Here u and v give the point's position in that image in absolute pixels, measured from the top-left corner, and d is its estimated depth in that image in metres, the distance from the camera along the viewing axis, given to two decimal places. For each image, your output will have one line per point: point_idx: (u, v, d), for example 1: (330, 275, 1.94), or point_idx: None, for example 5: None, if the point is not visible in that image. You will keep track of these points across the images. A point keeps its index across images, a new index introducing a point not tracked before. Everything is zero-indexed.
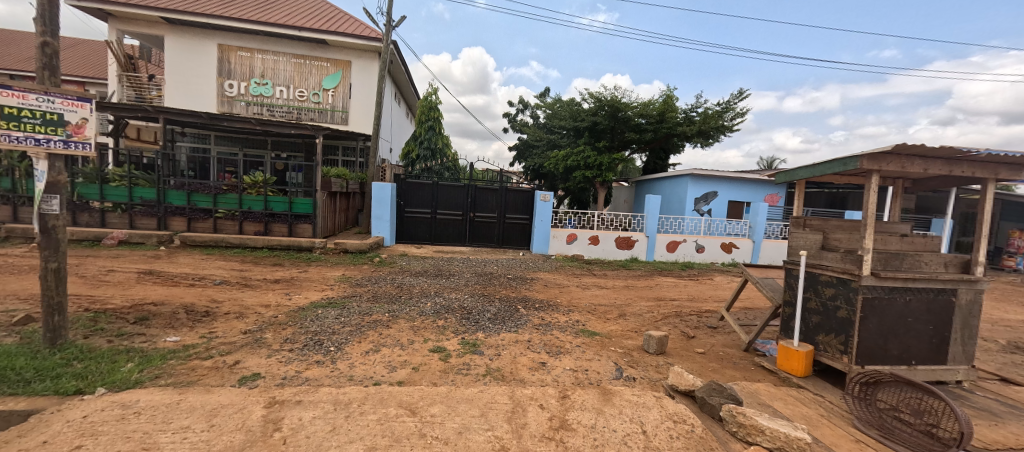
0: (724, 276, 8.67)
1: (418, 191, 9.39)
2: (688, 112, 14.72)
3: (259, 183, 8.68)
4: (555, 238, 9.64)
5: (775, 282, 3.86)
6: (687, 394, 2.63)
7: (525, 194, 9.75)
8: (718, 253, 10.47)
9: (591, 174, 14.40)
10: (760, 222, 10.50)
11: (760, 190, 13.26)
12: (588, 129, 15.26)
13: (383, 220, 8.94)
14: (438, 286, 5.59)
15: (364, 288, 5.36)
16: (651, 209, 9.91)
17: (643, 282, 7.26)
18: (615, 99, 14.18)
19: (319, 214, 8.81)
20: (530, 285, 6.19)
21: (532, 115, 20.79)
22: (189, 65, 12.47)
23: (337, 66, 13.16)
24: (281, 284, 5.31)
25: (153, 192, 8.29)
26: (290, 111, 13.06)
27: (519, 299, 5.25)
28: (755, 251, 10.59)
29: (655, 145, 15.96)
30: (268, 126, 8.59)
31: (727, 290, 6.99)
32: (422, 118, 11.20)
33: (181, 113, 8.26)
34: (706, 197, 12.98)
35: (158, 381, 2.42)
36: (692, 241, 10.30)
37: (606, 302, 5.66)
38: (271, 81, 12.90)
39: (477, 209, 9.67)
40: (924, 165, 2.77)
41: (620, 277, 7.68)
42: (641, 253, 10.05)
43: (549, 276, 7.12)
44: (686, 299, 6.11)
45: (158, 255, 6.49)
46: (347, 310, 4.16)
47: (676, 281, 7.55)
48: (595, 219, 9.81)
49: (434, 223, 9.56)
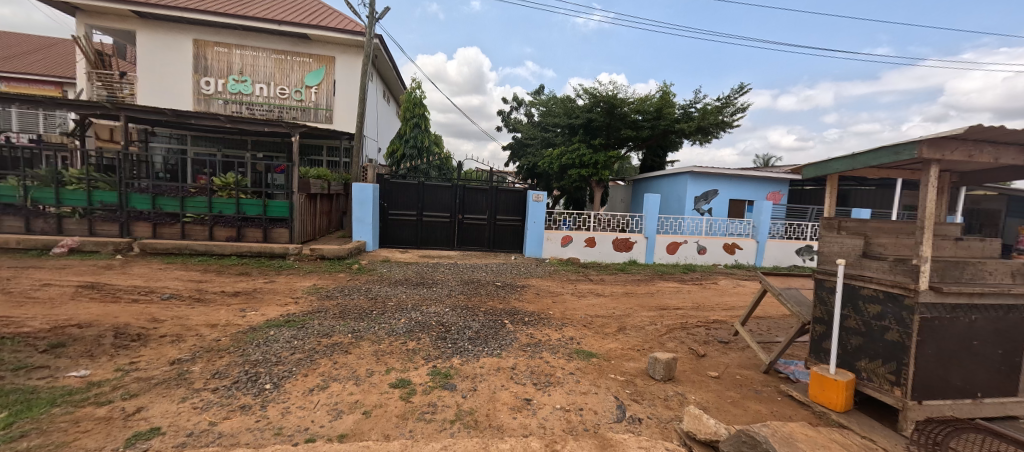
0: (729, 279, 8.15)
1: (403, 191, 8.82)
2: (686, 107, 14.21)
3: (229, 185, 8.05)
4: (549, 240, 9.11)
5: (798, 294, 3.33)
6: (707, 444, 2.09)
7: (517, 194, 9.21)
8: (720, 254, 9.96)
9: (587, 173, 13.92)
10: (764, 221, 10.04)
11: (762, 188, 12.78)
12: (584, 126, 14.77)
13: (365, 224, 8.37)
14: (417, 298, 5.01)
15: (333, 301, 4.78)
16: (650, 208, 9.39)
17: (643, 288, 6.73)
18: (611, 94, 13.62)
19: (295, 217, 8.24)
20: (520, 294, 5.63)
21: (526, 113, 20.26)
22: (163, 62, 11.83)
23: (321, 62, 12.59)
24: (239, 299, 4.72)
25: (114, 195, 7.67)
26: (271, 109, 12.46)
27: (507, 312, 4.68)
28: (760, 252, 10.11)
29: (652, 143, 15.47)
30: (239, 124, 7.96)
31: (735, 297, 6.46)
32: (408, 115, 10.63)
33: (143, 110, 7.62)
34: (706, 196, 12.49)
35: (18, 443, 1.84)
36: (693, 243, 9.80)
37: (604, 312, 5.11)
38: (250, 78, 12.30)
39: (466, 211, 9.11)
40: (995, 153, 2.24)
41: (619, 282, 7.15)
42: (640, 256, 9.54)
43: (541, 283, 6.57)
44: (691, 308, 5.57)
45: (111, 265, 5.88)
46: (304, 331, 3.56)
47: (680, 286, 7.01)
48: (592, 220, 9.28)
49: (420, 226, 8.98)
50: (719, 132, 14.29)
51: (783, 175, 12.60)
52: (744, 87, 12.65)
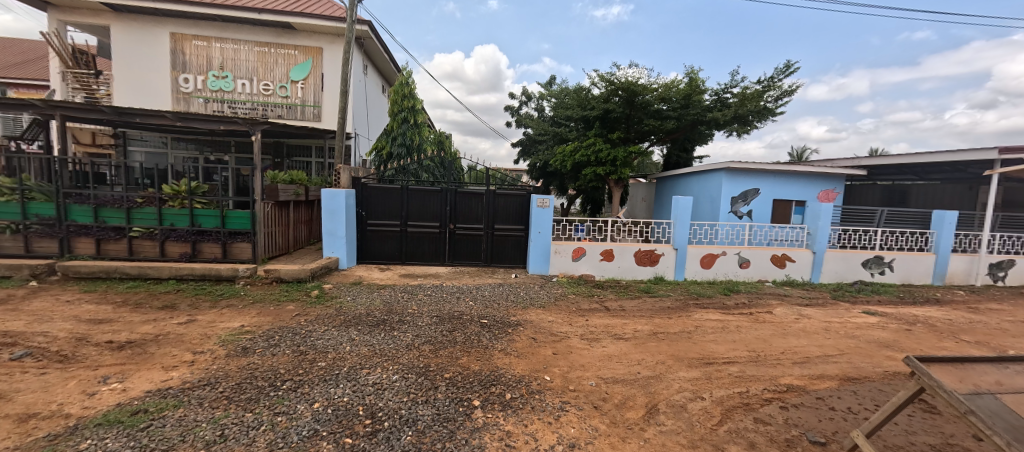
0: (784, 304, 6.41)
1: (383, 198, 7.51)
2: (720, 93, 12.35)
3: (181, 193, 6.91)
4: (558, 254, 7.62)
5: (1003, 408, 1.75)
6: None
7: (519, 199, 7.75)
8: (767, 267, 8.21)
9: (603, 171, 12.44)
10: (823, 227, 8.22)
11: (812, 186, 10.89)
12: (600, 118, 13.09)
13: (337, 237, 7.08)
14: (365, 352, 3.65)
15: (245, 359, 3.46)
16: (681, 214, 7.74)
17: (677, 324, 5.16)
18: (631, 81, 11.71)
19: (258, 229, 7.08)
20: (510, 339, 4.19)
21: (537, 107, 18.80)
22: (140, 59, 11.00)
23: (307, 54, 11.49)
24: (120, 356, 3.48)
25: (51, 207, 6.69)
26: (255, 107, 11.45)
27: (483, 379, 3.23)
28: (817, 265, 8.30)
29: (678, 136, 13.72)
30: (191, 122, 6.83)
31: (803, 338, 4.78)
32: (395, 109, 9.34)
33: (80, 108, 6.57)
34: (744, 196, 10.67)
35: None
36: (733, 255, 8.08)
37: (624, 375, 3.58)
38: (231, 73, 11.32)
39: (459, 219, 7.71)
40: None
41: (644, 314, 5.58)
42: (668, 272, 7.92)
43: (542, 317, 5.09)
44: (748, 364, 3.95)
45: (9, 297, 4.79)
46: (133, 443, 2.20)
47: (723, 319, 5.38)
48: (610, 228, 7.76)
49: (404, 238, 7.64)
50: (758, 121, 12.38)
51: (839, 170, 10.66)
52: (790, 67, 10.71)
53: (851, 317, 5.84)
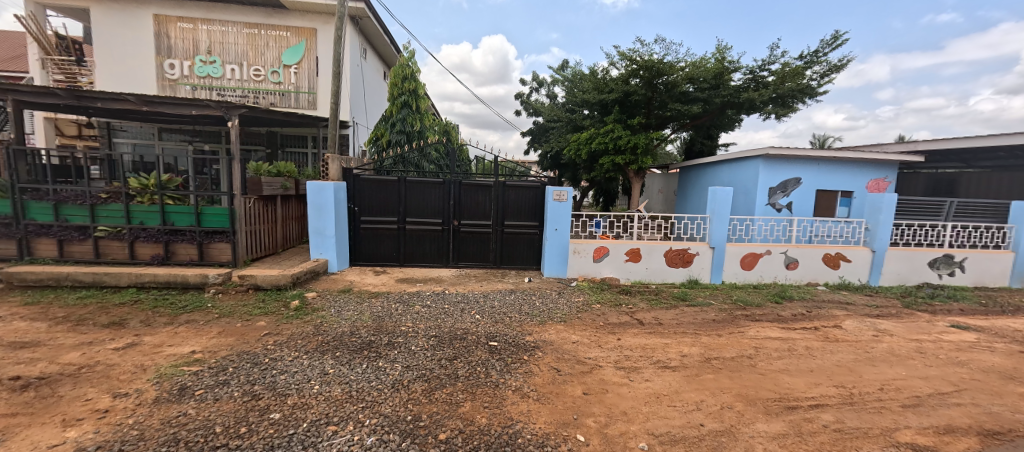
0: (852, 316, 5.34)
1: (378, 191, 6.62)
2: (753, 72, 11.11)
3: (150, 188, 6.10)
4: (577, 254, 6.68)
5: None
6: None
7: (533, 192, 6.79)
8: (818, 268, 7.14)
9: (622, 161, 11.41)
10: (885, 222, 7.08)
11: (859, 175, 9.69)
12: (619, 102, 11.98)
13: (327, 237, 6.23)
14: (336, 397, 2.74)
15: (175, 409, 2.57)
16: (720, 208, 6.68)
17: (732, 344, 4.17)
18: (655, 59, 10.55)
19: (238, 228, 6.28)
20: (527, 371, 3.26)
21: (549, 93, 17.71)
22: (123, 44, 10.25)
23: (300, 35, 10.60)
24: (15, 401, 2.63)
25: (7, 205, 5.98)
26: (245, 94, 10.64)
27: (494, 446, 2.28)
28: (876, 266, 7.19)
29: (704, 121, 12.56)
30: (158, 106, 6.00)
31: (899, 368, 3.75)
32: (394, 92, 8.42)
33: (32, 91, 5.77)
34: (783, 186, 9.52)
35: None
36: (779, 254, 7.02)
37: (683, 430, 2.62)
38: (219, 58, 10.49)
39: (464, 215, 6.79)
40: None
41: (687, 330, 4.61)
42: (703, 274, 6.92)
43: (564, 336, 4.15)
44: (845, 410, 2.95)
45: None
46: None
47: (787, 338, 4.38)
48: (636, 224, 6.77)
49: (403, 236, 6.76)
50: (797, 104, 11.14)
51: (893, 156, 9.41)
52: (839, 39, 9.44)
53: (941, 334, 4.76)
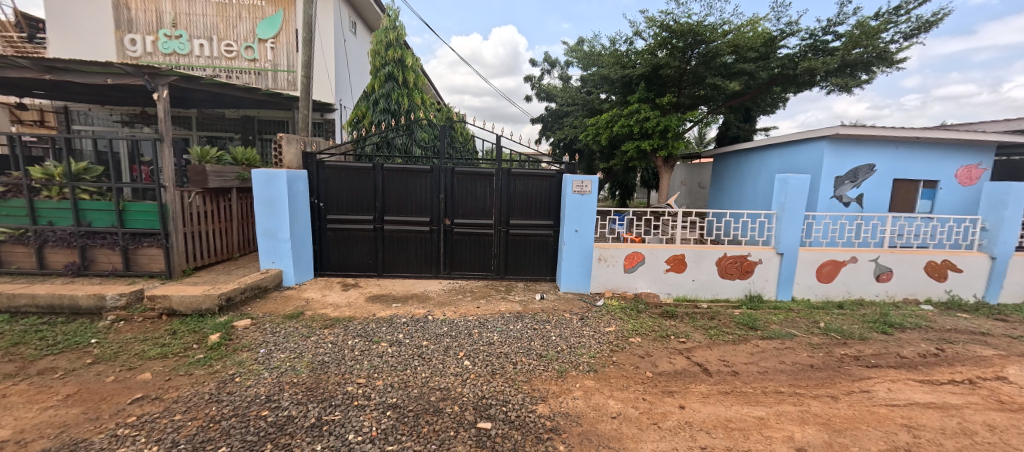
0: (1010, 358, 3.69)
1: (349, 182, 5.20)
2: (811, 38, 9.24)
3: (58, 179, 4.78)
4: (602, 262, 5.18)
5: None
6: None
7: (545, 182, 5.29)
8: (917, 280, 5.47)
9: (649, 146, 9.75)
10: (1013, 219, 5.30)
11: (949, 161, 7.84)
12: (645, 78, 10.29)
13: (280, 241, 4.85)
14: None
15: None
16: (792, 202, 5.06)
17: (870, 422, 2.59)
18: (692, 24, 8.79)
19: (171, 229, 4.93)
20: None
21: (562, 75, 16.04)
22: (78, 17, 9.04)
23: (275, 4, 9.20)
24: None
25: None
26: (216, 74, 9.31)
27: None
28: (996, 276, 5.48)
29: (744, 100, 10.78)
30: (63, 74, 4.69)
31: None
32: (376, 62, 6.95)
33: None
34: (853, 175, 7.76)
35: None
36: (868, 261, 5.36)
37: None
38: (186, 32, 9.16)
39: (457, 212, 5.33)
40: None
41: (781, 387, 3.05)
42: (767, 288, 5.34)
43: (597, 406, 2.65)
44: None
45: None
46: None
47: (948, 409, 2.78)
48: (678, 225, 5.20)
49: (380, 239, 5.34)
50: (864, 75, 9.25)
51: (996, 136, 7.50)
52: None
53: None
